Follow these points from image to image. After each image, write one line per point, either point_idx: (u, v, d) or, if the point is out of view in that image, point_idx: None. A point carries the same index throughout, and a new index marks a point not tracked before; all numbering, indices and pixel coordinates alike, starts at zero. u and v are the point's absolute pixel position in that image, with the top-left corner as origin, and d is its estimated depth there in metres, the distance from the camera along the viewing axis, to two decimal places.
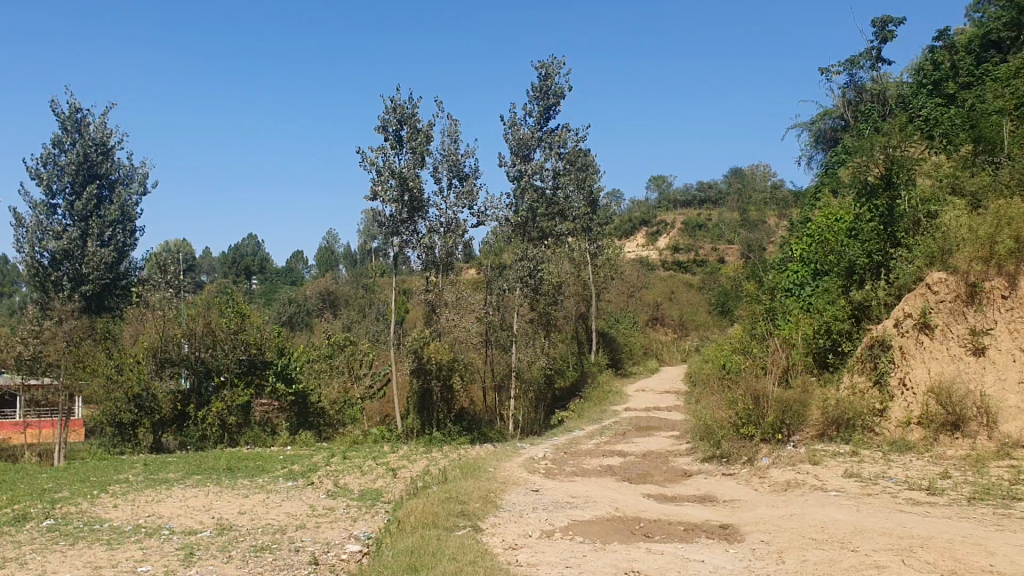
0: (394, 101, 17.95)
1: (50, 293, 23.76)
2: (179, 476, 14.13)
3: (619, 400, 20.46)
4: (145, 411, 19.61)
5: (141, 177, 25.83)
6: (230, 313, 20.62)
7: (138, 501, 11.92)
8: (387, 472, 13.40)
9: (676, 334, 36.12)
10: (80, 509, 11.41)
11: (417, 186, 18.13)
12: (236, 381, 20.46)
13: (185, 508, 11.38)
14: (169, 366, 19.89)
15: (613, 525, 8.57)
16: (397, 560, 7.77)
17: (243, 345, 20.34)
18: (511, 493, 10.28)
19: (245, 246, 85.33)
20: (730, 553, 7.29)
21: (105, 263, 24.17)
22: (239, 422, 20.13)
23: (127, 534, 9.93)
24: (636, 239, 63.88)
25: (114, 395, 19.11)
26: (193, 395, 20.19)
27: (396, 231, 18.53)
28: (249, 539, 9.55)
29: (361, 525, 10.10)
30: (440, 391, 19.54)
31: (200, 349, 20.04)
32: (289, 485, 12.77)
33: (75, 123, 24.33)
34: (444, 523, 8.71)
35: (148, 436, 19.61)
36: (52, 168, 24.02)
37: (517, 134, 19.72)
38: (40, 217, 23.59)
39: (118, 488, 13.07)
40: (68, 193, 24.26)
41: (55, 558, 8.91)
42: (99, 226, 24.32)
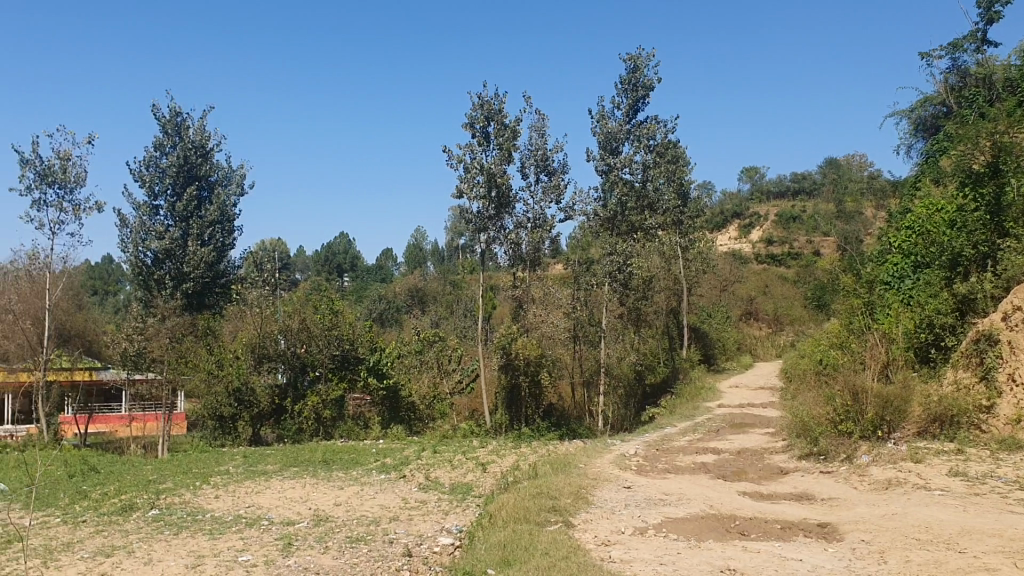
0: (480, 97, 18.05)
1: (153, 291, 24.72)
2: (277, 468, 14.53)
3: (711, 396, 20.17)
4: (244, 405, 20.25)
5: (240, 178, 26.57)
6: (324, 309, 21.14)
7: (238, 492, 12.31)
8: (477, 467, 13.50)
9: (771, 328, 35.42)
10: (183, 500, 11.82)
11: (504, 182, 18.19)
12: (330, 375, 21.10)
13: (283, 500, 11.67)
14: (267, 362, 20.68)
15: (708, 523, 8.44)
16: (490, 554, 7.82)
17: (337, 340, 20.93)
18: (603, 490, 10.23)
19: (337, 244, 87.05)
20: (829, 552, 7.11)
21: (205, 262, 24.95)
22: (333, 415, 20.68)
23: (228, 524, 10.24)
24: (728, 233, 62.93)
25: (214, 390, 19.81)
26: (289, 389, 20.84)
27: (483, 228, 18.63)
28: (345, 531, 9.74)
29: (452, 518, 10.20)
30: (528, 387, 19.49)
31: (296, 345, 20.87)
32: (382, 479, 12.97)
33: (175, 126, 25.13)
34: (536, 518, 8.72)
35: (247, 429, 20.36)
36: (154, 170, 24.88)
37: (606, 128, 19.60)
38: (143, 218, 24.49)
39: (219, 479, 13.51)
40: (170, 195, 25.10)
41: (160, 546, 9.24)
42: (199, 227, 25.12)
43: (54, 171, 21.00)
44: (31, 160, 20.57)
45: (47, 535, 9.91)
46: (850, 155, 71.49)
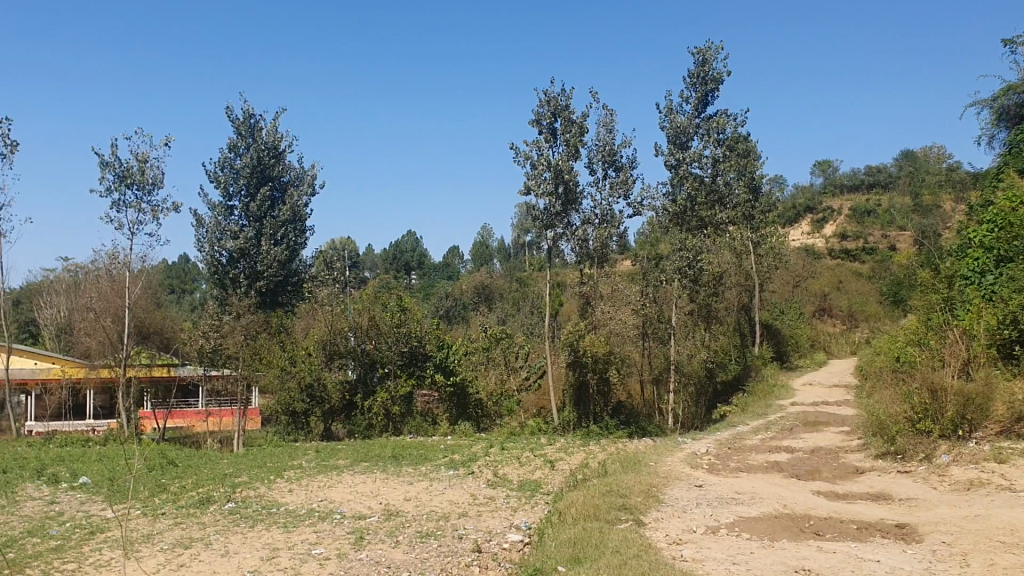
0: (547, 93, 18.02)
1: (228, 290, 25.23)
2: (348, 463, 14.73)
3: (785, 395, 19.81)
4: (315, 401, 20.53)
5: (311, 178, 26.95)
6: (393, 307, 21.39)
7: (311, 486, 12.52)
8: (546, 464, 13.50)
9: (845, 325, 34.69)
10: (258, 493, 12.07)
11: (572, 178, 18.15)
12: (399, 372, 21.32)
13: (354, 494, 11.83)
14: (337, 358, 21.06)
15: (782, 523, 8.31)
16: (560, 551, 7.81)
17: (405, 337, 21.22)
18: (674, 488, 10.14)
19: (404, 242, 87.88)
20: (908, 554, 6.94)
21: (278, 261, 25.35)
22: (402, 411, 20.96)
23: (302, 518, 10.43)
24: (800, 228, 61.84)
25: (287, 386, 20.04)
26: (360, 386, 21.23)
27: (551, 224, 18.59)
28: (414, 526, 9.83)
29: (521, 515, 10.22)
30: (596, 384, 19.40)
31: (365, 342, 21.24)
32: (451, 475, 13.04)
33: (249, 128, 25.67)
34: (606, 516, 8.69)
35: (319, 424, 20.66)
36: (228, 171, 25.44)
37: (674, 123, 19.43)
38: (218, 218, 25.10)
39: (292, 474, 13.76)
40: (244, 195, 25.61)
41: (237, 539, 9.45)
42: (272, 226, 25.55)
43: (133, 172, 21.60)
44: (111, 162, 21.21)
45: (129, 527, 10.22)
46: (928, 147, 69.55)
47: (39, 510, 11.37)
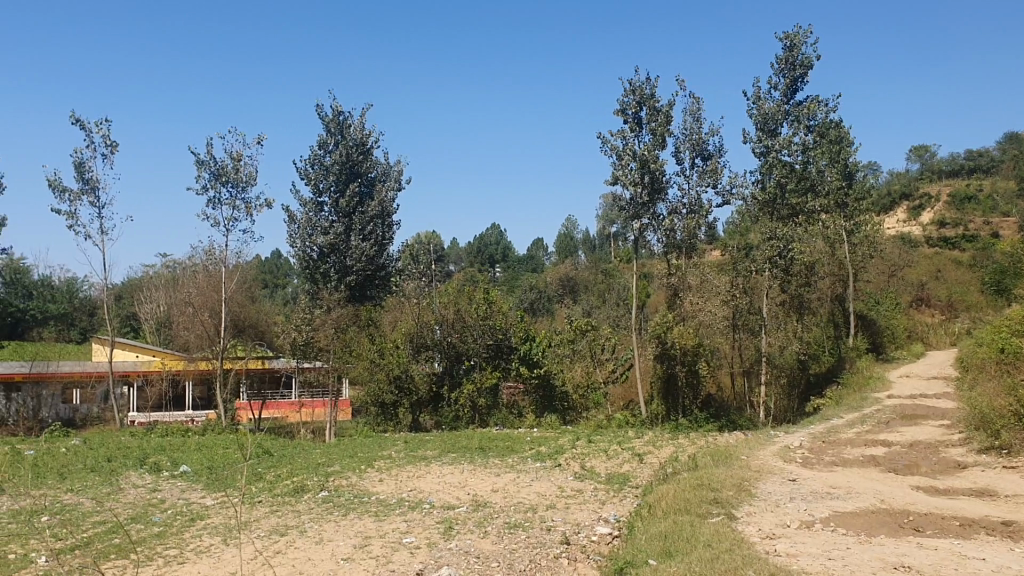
0: (632, 83, 17.88)
1: (320, 284, 25.80)
2: (436, 454, 14.90)
3: (881, 387, 19.28)
4: (404, 392, 20.82)
5: (398, 174, 27.24)
6: (478, 299, 21.49)
7: (400, 477, 12.72)
8: (634, 457, 13.43)
9: (945, 315, 33.53)
10: (350, 483, 12.33)
11: (658, 167, 17.95)
12: (484, 364, 21.50)
13: (443, 484, 11.97)
14: (424, 350, 21.37)
15: (879, 518, 8.10)
16: (651, 544, 7.78)
17: (490, 329, 21.36)
18: (766, 482, 9.97)
19: (490, 234, 88.38)
20: (1015, 553, 6.68)
21: (366, 255, 25.72)
22: (488, 404, 21.06)
23: (392, 507, 10.60)
24: (896, 215, 60.07)
25: (376, 377, 20.52)
26: (446, 377, 21.49)
27: (638, 214, 18.44)
28: (503, 517, 9.90)
29: (610, 508, 10.19)
30: (684, 376, 19.17)
31: (451, 334, 21.42)
32: (538, 467, 13.08)
33: (338, 125, 26.01)
34: (697, 509, 8.61)
35: (407, 415, 20.89)
36: (319, 168, 25.90)
37: (762, 110, 19.07)
38: (309, 214, 25.61)
39: (382, 464, 13.99)
40: (333, 191, 26.02)
41: (330, 527, 9.66)
42: (361, 222, 25.94)
43: (227, 171, 22.22)
44: (207, 161, 21.87)
45: (228, 514, 10.56)
46: None
47: (141, 498, 11.82)
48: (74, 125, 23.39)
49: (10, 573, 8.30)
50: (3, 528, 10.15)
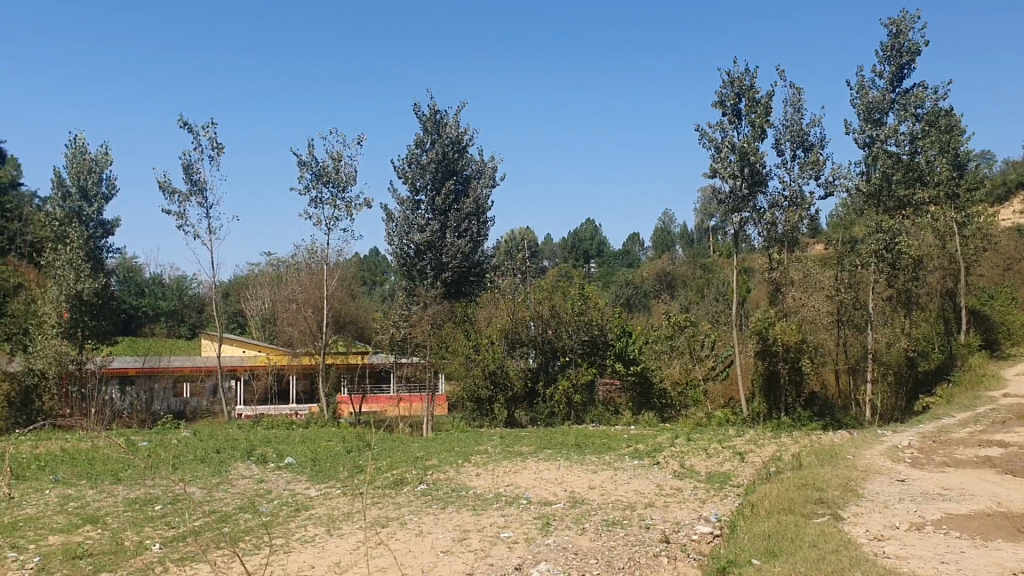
0: (731, 74, 17.60)
1: (416, 281, 26.14)
2: (532, 450, 14.97)
3: (995, 385, 18.49)
4: (499, 387, 20.98)
5: (492, 171, 27.21)
6: (574, 295, 21.32)
7: (497, 471, 12.82)
8: (734, 456, 13.23)
9: None
10: (448, 476, 12.49)
11: (758, 160, 17.60)
12: (580, 360, 21.31)
13: (540, 480, 12.00)
14: (519, 346, 21.49)
15: (996, 522, 7.78)
16: (754, 543, 7.66)
17: (586, 325, 21.11)
18: (874, 483, 9.67)
19: (585, 230, 88.06)
20: None
21: (462, 252, 25.81)
22: (584, 400, 21.08)
23: (490, 502, 10.68)
24: (1012, 205, 57.52)
25: (472, 372, 20.77)
26: (541, 373, 21.54)
27: (738, 208, 18.12)
28: (601, 514, 9.87)
29: (710, 507, 10.05)
30: (787, 374, 18.67)
31: (546, 330, 21.44)
32: (636, 464, 13.01)
33: (435, 124, 26.26)
34: (801, 509, 8.43)
35: (503, 411, 20.97)
36: (415, 167, 26.27)
37: (866, 99, 18.52)
38: (406, 212, 26.02)
39: (479, 459, 14.12)
40: (429, 190, 26.29)
41: (429, 520, 9.80)
42: (456, 219, 26.07)
43: (329, 171, 22.75)
44: (309, 162, 22.43)
45: (331, 505, 10.82)
46: None
47: (249, 488, 12.22)
48: (182, 129, 24.28)
49: (127, 559, 8.68)
50: (121, 515, 10.63)
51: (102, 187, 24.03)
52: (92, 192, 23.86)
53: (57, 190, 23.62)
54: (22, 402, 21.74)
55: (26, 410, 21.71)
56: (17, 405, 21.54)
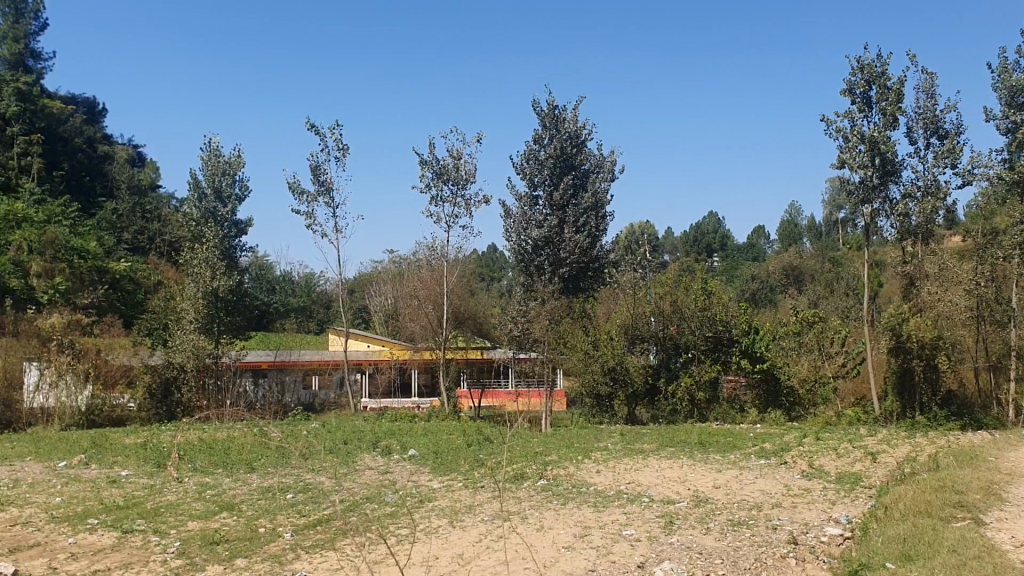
0: (861, 61, 16.98)
1: (534, 277, 26.10)
2: (654, 448, 14.84)
3: None
4: (619, 384, 21.01)
5: (611, 165, 26.77)
6: (696, 289, 20.95)
7: (618, 468, 12.76)
8: (866, 456, 12.77)
9: None
10: (568, 472, 12.50)
11: (890, 148, 16.93)
12: (703, 357, 20.94)
13: (662, 478, 11.87)
14: (639, 342, 21.34)
15: None
16: (888, 547, 7.39)
17: (710, 321, 20.73)
18: (1019, 487, 9.17)
19: (707, 223, 86.45)
20: None
21: (580, 247, 25.59)
22: (708, 397, 20.68)
23: (611, 499, 10.64)
24: None
25: (591, 368, 20.85)
26: (663, 369, 21.24)
27: (868, 198, 17.45)
28: (726, 514, 9.69)
29: (840, 509, 9.74)
30: (923, 371, 17.89)
31: (668, 325, 21.18)
32: (762, 464, 12.73)
33: (553, 119, 26.23)
34: (939, 513, 8.08)
35: (623, 408, 21.09)
36: (534, 162, 26.37)
37: (1009, 82, 17.69)
38: (524, 209, 26.17)
39: (600, 455, 14.09)
40: (548, 185, 26.24)
41: (551, 515, 9.83)
42: (575, 214, 25.83)
43: (448, 170, 23.11)
44: (430, 161, 22.82)
45: (454, 498, 11.00)
46: None
47: (375, 479, 12.54)
48: (309, 131, 25.10)
49: (261, 546, 9.02)
50: (254, 503, 11.07)
51: (235, 188, 25.05)
52: (226, 194, 24.89)
53: (194, 191, 24.81)
54: (162, 394, 22.83)
55: (165, 401, 22.84)
56: (158, 396, 22.70)
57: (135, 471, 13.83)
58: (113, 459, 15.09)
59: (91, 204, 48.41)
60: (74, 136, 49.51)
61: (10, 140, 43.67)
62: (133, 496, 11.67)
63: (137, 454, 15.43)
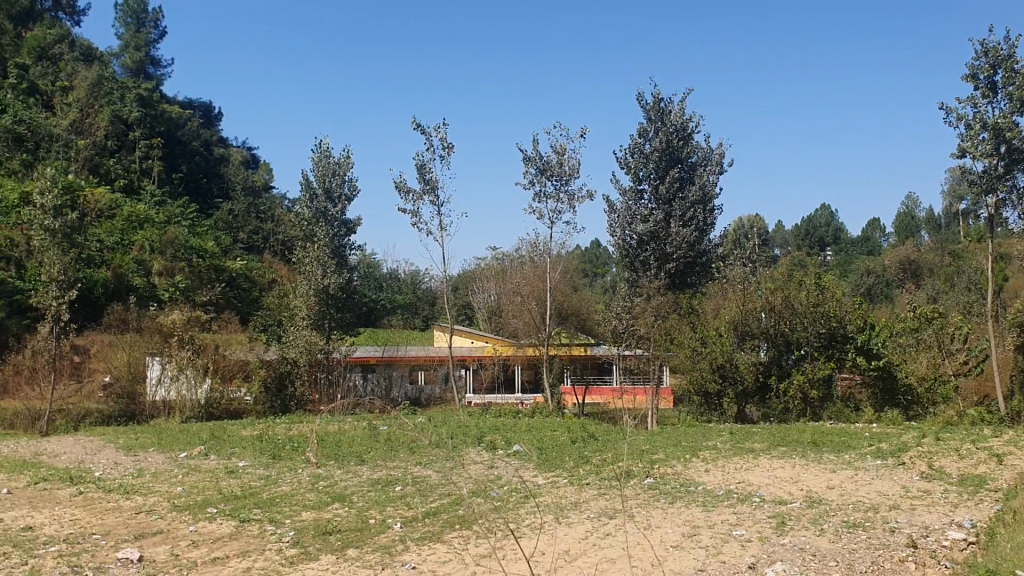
0: (985, 44, 16.25)
1: (639, 272, 25.95)
2: (764, 447, 14.52)
3: None
4: (728, 381, 20.64)
5: (719, 158, 26.04)
6: (809, 284, 20.38)
7: (728, 468, 12.53)
8: (991, 458, 12.19)
9: None
10: (676, 471, 12.35)
11: (1016, 135, 16.14)
12: (817, 353, 20.42)
13: (773, 479, 11.59)
14: (750, 339, 20.71)
15: None
16: (1017, 554, 7.03)
17: (823, 317, 20.09)
18: None
19: (818, 216, 83.91)
20: None
21: (687, 242, 25.18)
22: (821, 396, 20.09)
23: (721, 498, 10.46)
24: None
25: (699, 365, 20.60)
26: (773, 367, 20.59)
27: (992, 188, 16.69)
28: (840, 515, 9.41)
29: (964, 512, 9.32)
30: None
31: (779, 321, 20.52)
32: (878, 464, 12.32)
33: (659, 112, 25.92)
34: None
35: (733, 406, 20.71)
36: (639, 156, 26.14)
37: None
38: (629, 203, 26.00)
39: (709, 454, 13.87)
40: (653, 178, 26.01)
41: (658, 514, 9.72)
42: (681, 208, 25.46)
43: (552, 165, 23.12)
44: (533, 157, 22.89)
45: (561, 494, 11.00)
46: None
47: (481, 474, 12.65)
48: (415, 130, 25.51)
49: (371, 537, 9.20)
50: (365, 495, 11.31)
51: (345, 188, 25.58)
52: (336, 193, 25.37)
53: (306, 191, 25.46)
54: (277, 387, 23.72)
55: (280, 395, 23.71)
56: (273, 390, 23.61)
57: (251, 462, 14.33)
58: (231, 451, 15.67)
59: (208, 205, 50.25)
60: (191, 140, 52.03)
61: (133, 144, 45.82)
62: (250, 486, 12.09)
63: (253, 446, 15.96)
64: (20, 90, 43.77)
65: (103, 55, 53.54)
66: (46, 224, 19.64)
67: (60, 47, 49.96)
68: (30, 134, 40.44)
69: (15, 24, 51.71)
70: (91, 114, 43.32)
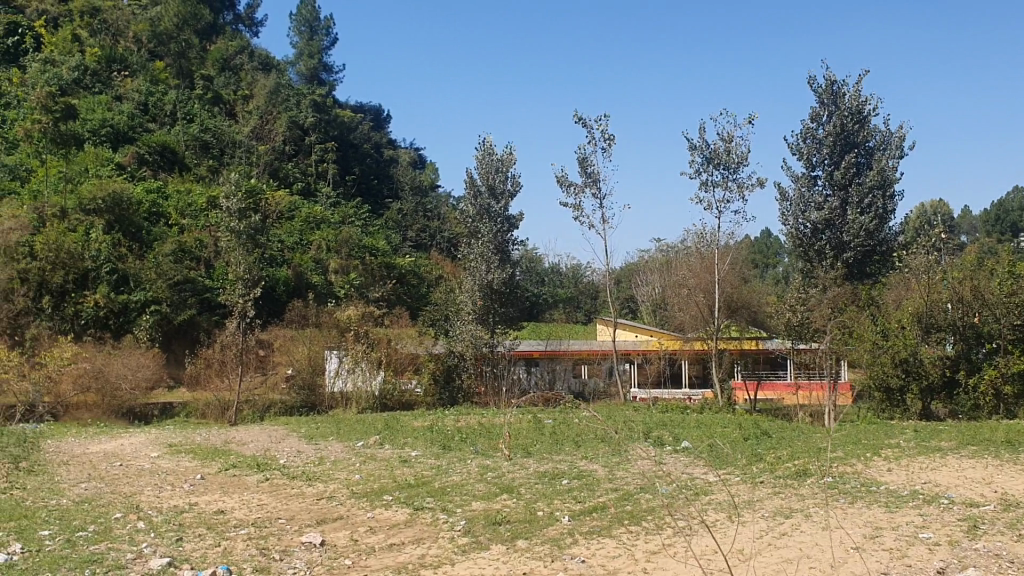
0: None
1: (815, 262, 25.09)
2: (952, 446, 13.67)
3: None
4: (912, 375, 19.59)
5: (899, 141, 24.74)
6: (1002, 273, 19.17)
7: (913, 468, 11.89)
8: None
9: None
10: (856, 470, 11.82)
11: None
12: (1011, 347, 19.05)
13: (964, 479, 10.91)
14: (936, 331, 19.80)
15: None
16: None
17: (1018, 308, 18.86)
18: None
19: (1009, 199, 78.04)
20: None
21: (866, 229, 24.11)
22: (1017, 392, 18.82)
23: (905, 499, 9.94)
24: None
25: (881, 360, 19.63)
26: (963, 361, 19.46)
27: None
28: None
29: None
30: None
31: (968, 314, 19.65)
32: None
33: (831, 95, 24.86)
34: None
35: (917, 402, 19.61)
36: (812, 142, 25.22)
37: None
38: (801, 190, 25.11)
39: (891, 453, 13.20)
40: (828, 164, 25.00)
41: (836, 514, 9.36)
42: (858, 194, 24.29)
43: (719, 154, 22.64)
44: (700, 145, 22.48)
45: (732, 492, 10.77)
46: None
47: (649, 470, 12.55)
48: (578, 124, 25.52)
49: (540, 529, 9.30)
50: (532, 486, 11.45)
51: (508, 185, 25.84)
52: (500, 190, 25.60)
53: (471, 189, 25.91)
54: (444, 379, 24.40)
55: (448, 387, 24.39)
56: (441, 382, 24.29)
57: (423, 452, 14.76)
58: (403, 441, 16.23)
59: (379, 205, 52.33)
60: (363, 142, 54.12)
61: (308, 148, 48.19)
62: (422, 476, 12.49)
63: (425, 436, 16.49)
64: (206, 100, 46.83)
65: (280, 63, 56.45)
66: (232, 226, 20.91)
67: (241, 58, 53.08)
68: (216, 141, 43.20)
69: (202, 38, 55.31)
70: (271, 121, 46.39)
